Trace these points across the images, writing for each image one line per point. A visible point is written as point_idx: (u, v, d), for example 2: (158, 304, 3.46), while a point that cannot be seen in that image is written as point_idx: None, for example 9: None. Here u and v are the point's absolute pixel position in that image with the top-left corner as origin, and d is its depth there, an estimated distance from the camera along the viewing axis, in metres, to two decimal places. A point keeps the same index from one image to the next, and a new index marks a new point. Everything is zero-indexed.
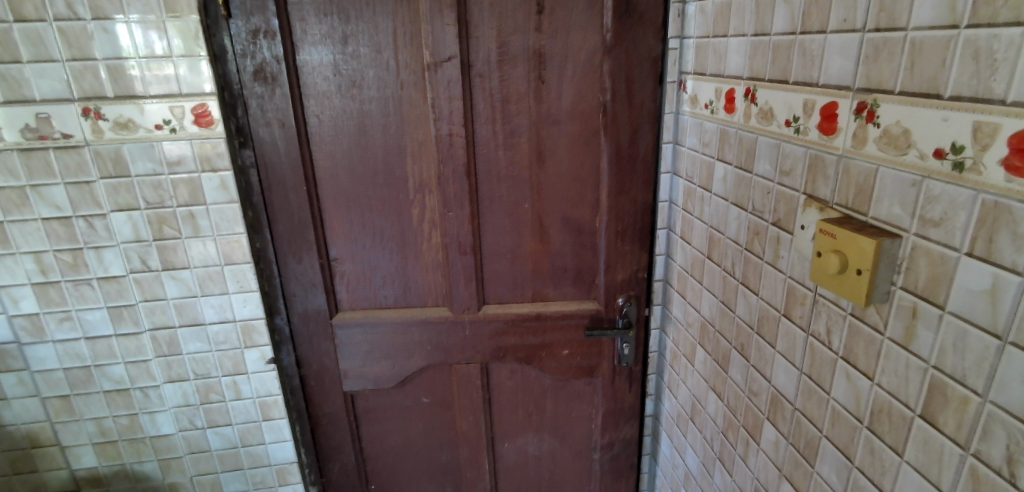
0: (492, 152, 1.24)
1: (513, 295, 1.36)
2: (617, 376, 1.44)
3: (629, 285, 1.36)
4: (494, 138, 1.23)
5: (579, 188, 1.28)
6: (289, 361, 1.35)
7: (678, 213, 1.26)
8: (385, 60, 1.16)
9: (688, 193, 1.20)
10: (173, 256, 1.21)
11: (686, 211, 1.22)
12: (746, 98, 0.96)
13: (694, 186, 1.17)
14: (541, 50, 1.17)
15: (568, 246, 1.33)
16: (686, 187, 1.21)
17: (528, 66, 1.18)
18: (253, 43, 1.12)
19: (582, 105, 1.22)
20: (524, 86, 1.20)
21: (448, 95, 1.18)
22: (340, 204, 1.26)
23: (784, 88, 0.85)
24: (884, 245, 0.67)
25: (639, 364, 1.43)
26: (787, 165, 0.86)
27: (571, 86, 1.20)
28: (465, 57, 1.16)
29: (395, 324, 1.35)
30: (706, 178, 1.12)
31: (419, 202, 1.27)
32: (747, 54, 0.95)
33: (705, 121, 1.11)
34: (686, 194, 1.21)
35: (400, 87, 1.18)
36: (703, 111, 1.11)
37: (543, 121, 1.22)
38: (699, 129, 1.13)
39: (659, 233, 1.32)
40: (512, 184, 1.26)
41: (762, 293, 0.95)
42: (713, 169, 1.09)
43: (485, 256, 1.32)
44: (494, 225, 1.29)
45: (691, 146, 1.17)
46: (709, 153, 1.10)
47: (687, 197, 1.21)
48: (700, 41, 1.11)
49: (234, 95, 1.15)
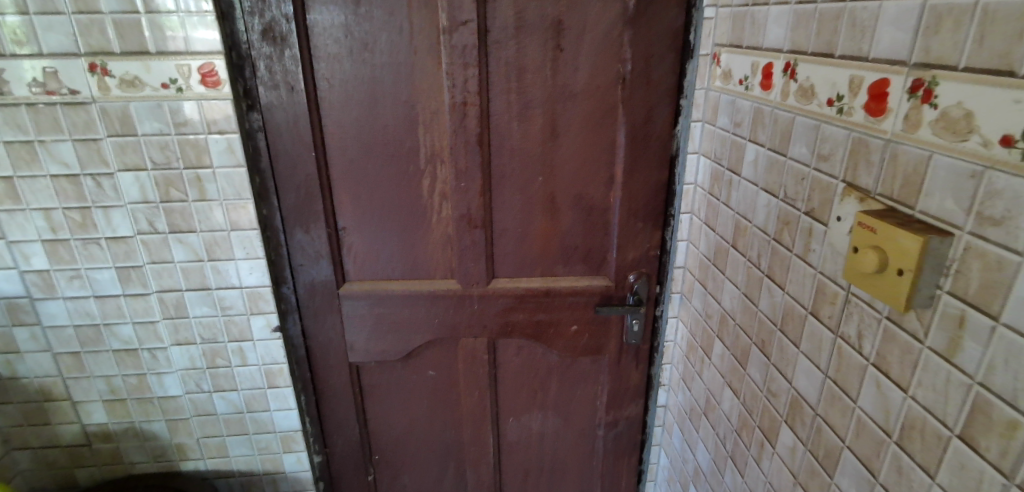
0: (507, 124, 1.17)
1: (521, 269, 1.31)
2: (624, 353, 1.38)
3: (641, 263, 1.29)
4: (509, 110, 1.16)
5: (598, 167, 1.21)
6: (295, 331, 1.34)
7: (704, 198, 1.18)
8: (398, 22, 1.10)
9: (715, 177, 1.12)
10: (180, 219, 1.19)
11: (713, 197, 1.14)
12: (784, 74, 0.87)
13: (721, 169, 1.09)
14: (564, 15, 1.09)
15: (581, 223, 1.26)
16: (714, 170, 1.13)
17: (550, 33, 1.10)
18: (262, 1, 1.07)
19: (601, 76, 1.14)
20: (544, 55, 1.12)
21: (462, 62, 1.11)
22: (349, 174, 1.22)
23: (828, 63, 0.76)
24: (931, 245, 0.58)
25: (648, 341, 1.37)
26: (826, 150, 0.77)
27: (594, 57, 1.12)
28: (482, 22, 1.09)
29: (403, 297, 1.32)
30: (735, 161, 1.04)
31: (430, 173, 1.21)
32: (788, 24, 0.86)
33: (737, 99, 1.02)
34: (714, 178, 1.13)
35: (413, 52, 1.12)
36: (736, 87, 1.02)
37: (562, 93, 1.15)
38: (731, 108, 1.05)
39: (685, 219, 1.25)
40: (527, 159, 1.20)
41: (788, 289, 0.87)
42: (743, 153, 1.01)
43: (495, 234, 1.27)
44: (507, 200, 1.24)
45: (722, 126, 1.09)
46: (740, 134, 1.01)
47: (713, 181, 1.13)
48: (737, 11, 1.01)
49: (242, 55, 1.11)
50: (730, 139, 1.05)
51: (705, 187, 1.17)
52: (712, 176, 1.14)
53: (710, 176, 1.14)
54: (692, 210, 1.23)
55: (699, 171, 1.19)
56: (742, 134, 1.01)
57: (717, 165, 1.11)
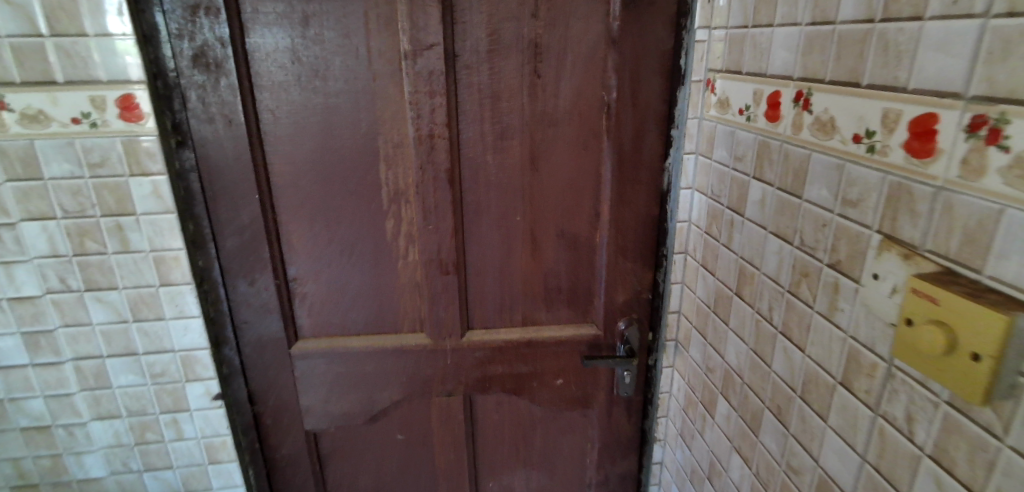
0: (480, 156, 1.03)
1: (501, 315, 1.15)
2: (615, 404, 1.25)
3: (631, 306, 1.16)
4: (484, 139, 1.02)
5: (582, 203, 1.08)
6: (241, 396, 1.16)
7: (704, 238, 1.05)
8: (353, 46, 0.95)
9: (713, 216, 1.01)
10: (98, 275, 1.01)
11: (711, 238, 1.03)
12: (796, 104, 0.76)
13: (720, 207, 0.98)
14: (541, 38, 0.97)
15: (565, 262, 1.12)
16: (711, 208, 1.01)
17: (526, 57, 0.98)
18: (192, 22, 0.92)
19: (584, 102, 1.02)
20: (520, 82, 0.99)
21: (427, 90, 0.97)
22: (302, 215, 1.05)
23: (851, 93, 0.66)
24: (1018, 324, 0.47)
25: (640, 390, 1.24)
26: (854, 194, 0.66)
27: (576, 83, 1.00)
28: (449, 45, 0.96)
29: (366, 353, 1.14)
30: (737, 201, 0.92)
31: (394, 214, 1.06)
32: (796, 48, 0.75)
33: (737, 131, 0.91)
34: (711, 217, 1.02)
35: (372, 78, 0.97)
36: (735, 118, 0.91)
37: (542, 122, 1.02)
38: (729, 140, 0.94)
39: (679, 260, 1.13)
40: (504, 196, 1.06)
41: (810, 351, 0.76)
42: (746, 191, 0.89)
43: (471, 278, 1.12)
44: (482, 240, 1.09)
45: (718, 160, 0.98)
46: (742, 171, 0.90)
47: (710, 219, 1.02)
48: (734, 33, 0.91)
49: (170, 85, 0.95)
50: (730, 175, 0.94)
51: (701, 226, 1.06)
52: (709, 214, 1.03)
53: (708, 215, 1.03)
54: (686, 250, 1.12)
55: (695, 207, 1.08)
56: (745, 170, 0.89)
57: (716, 203, 1.00)
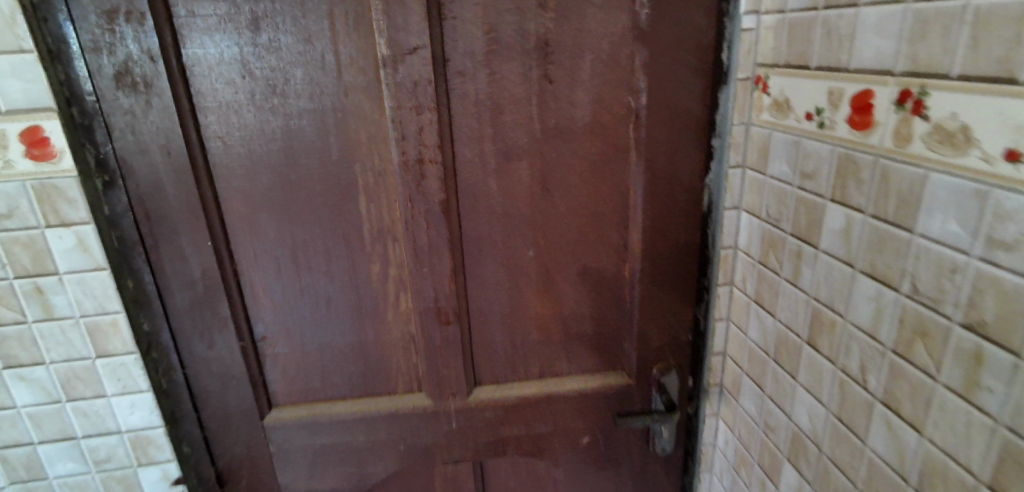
0: (481, 182, 0.84)
1: (514, 368, 0.97)
2: (651, 460, 1.06)
3: (668, 350, 0.98)
4: (485, 163, 0.83)
5: (607, 234, 0.90)
6: (207, 475, 0.96)
7: (756, 270, 0.87)
8: (317, 53, 0.76)
9: (771, 244, 0.83)
10: (18, 349, 0.82)
11: (768, 271, 0.84)
12: (899, 108, 0.57)
13: (780, 233, 0.80)
14: (551, 35, 0.78)
15: (589, 303, 0.94)
16: (768, 234, 0.83)
17: (534, 59, 0.79)
18: (111, 32, 0.72)
19: (606, 111, 0.83)
20: (527, 90, 0.80)
21: (412, 104, 0.78)
22: (268, 264, 0.86)
23: (1000, 92, 0.47)
24: None
25: (679, 445, 1.06)
26: (1009, 234, 0.48)
27: (596, 90, 0.81)
28: (437, 48, 0.77)
29: (353, 421, 0.95)
30: (806, 228, 0.74)
31: (380, 256, 0.87)
32: (897, 34, 0.57)
33: (803, 141, 0.73)
34: (769, 246, 0.83)
35: (343, 92, 0.78)
36: (801, 125, 0.72)
37: (555, 138, 0.83)
38: (792, 153, 0.75)
39: (723, 295, 0.95)
40: (512, 229, 0.87)
41: (932, 435, 0.57)
42: (821, 217, 0.71)
43: (476, 327, 0.93)
44: (488, 282, 0.90)
45: (777, 177, 0.79)
46: (813, 191, 0.72)
47: (767, 246, 0.84)
48: (796, 17, 0.72)
49: (88, 112, 0.75)
50: (794, 195, 0.76)
51: (753, 256, 0.87)
52: (765, 241, 0.84)
53: (764, 244, 0.84)
54: (733, 283, 0.94)
55: (745, 231, 0.89)
56: (819, 191, 0.71)
57: (774, 229, 0.81)
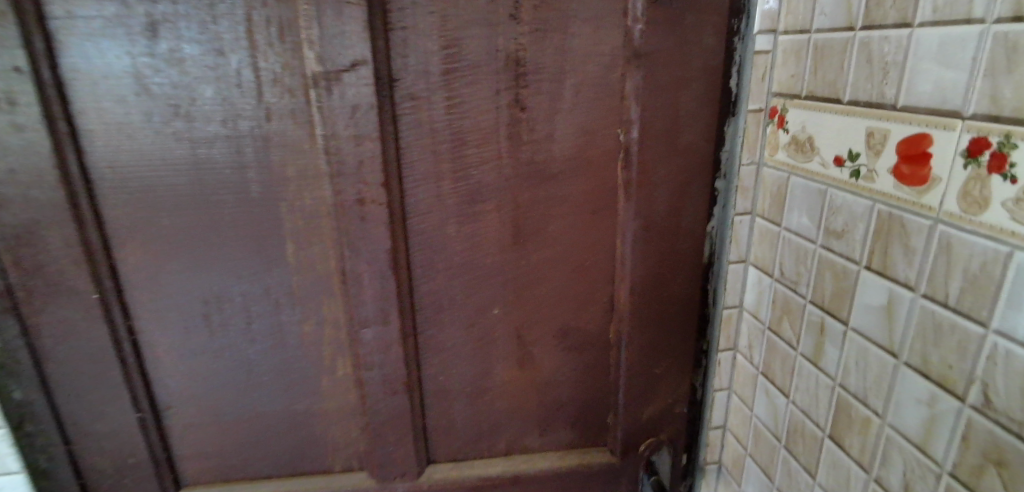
0: (438, 227, 0.69)
1: (477, 443, 0.82)
2: None
3: (659, 424, 0.83)
4: (443, 204, 0.68)
5: (591, 288, 0.75)
6: None
7: (766, 338, 0.72)
8: (231, 68, 0.60)
9: (785, 310, 0.68)
10: None
11: (780, 341, 0.70)
12: (972, 160, 0.44)
13: (797, 299, 0.66)
14: (525, 53, 0.64)
15: (567, 370, 0.79)
16: (782, 298, 0.68)
17: (504, 82, 0.64)
18: None
19: (590, 146, 0.68)
20: (494, 118, 0.66)
21: (350, 133, 0.63)
22: (179, 321, 0.71)
23: None
24: None
25: None
26: None
27: (579, 119, 0.67)
28: (382, 65, 0.61)
29: None
30: (832, 298, 0.60)
31: (314, 313, 0.72)
32: (971, 66, 0.44)
33: (831, 192, 0.59)
34: (784, 313, 0.69)
35: (263, 117, 0.62)
36: (828, 172, 0.59)
37: (529, 176, 0.68)
38: (815, 204, 0.61)
39: (725, 362, 0.81)
40: (475, 282, 0.72)
41: None
42: (853, 288, 0.57)
43: (431, 396, 0.78)
44: (446, 345, 0.75)
45: (795, 232, 0.65)
46: (841, 253, 0.58)
47: (780, 313, 0.69)
48: (819, 41, 0.59)
49: None
50: (817, 256, 0.62)
51: (762, 321, 0.73)
52: (777, 304, 0.70)
53: (777, 309, 0.70)
54: (736, 349, 0.80)
55: (754, 291, 0.74)
56: (852, 255, 0.56)
57: (790, 292, 0.67)
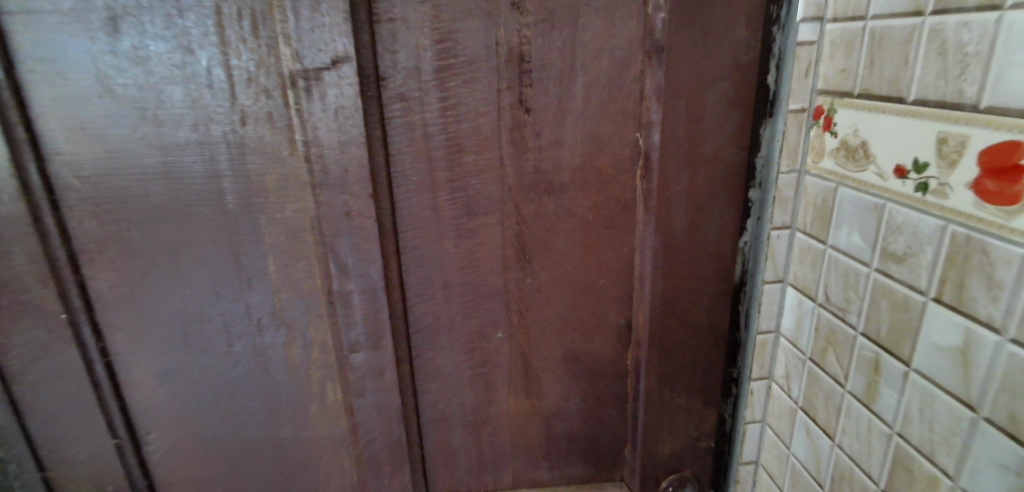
0: (434, 243, 0.62)
1: (481, 475, 0.75)
2: None
3: (683, 459, 0.75)
4: (438, 217, 0.61)
5: (604, 311, 0.67)
6: None
7: (806, 370, 0.64)
8: (201, 67, 0.54)
9: (830, 341, 0.59)
10: None
11: (824, 375, 0.61)
12: None
13: (845, 329, 0.57)
14: (528, 46, 0.56)
15: (578, 399, 0.71)
16: (826, 326, 0.60)
17: (505, 80, 0.57)
18: None
19: (606, 152, 0.61)
20: (494, 121, 0.58)
21: (333, 138, 0.56)
22: (152, 344, 0.64)
23: None
24: None
25: None
26: None
27: (590, 123, 0.59)
28: (368, 63, 0.54)
29: None
30: (890, 333, 0.51)
31: (299, 336, 0.65)
32: None
33: (890, 207, 0.50)
34: (828, 343, 0.60)
35: (237, 120, 0.56)
36: (887, 183, 0.50)
37: (534, 186, 0.61)
38: (869, 221, 0.52)
39: (758, 393, 0.71)
40: (475, 304, 0.65)
41: None
42: (917, 323, 0.48)
43: (428, 426, 0.71)
44: (445, 372, 0.68)
45: (843, 252, 0.56)
46: (900, 281, 0.49)
47: (823, 344, 0.61)
48: (875, 28, 0.50)
49: None
50: (871, 281, 0.53)
51: (802, 350, 0.64)
52: (820, 333, 0.61)
53: (821, 337, 0.61)
54: (771, 378, 0.70)
55: (793, 315, 0.65)
56: (917, 283, 0.48)
57: (836, 320, 0.58)
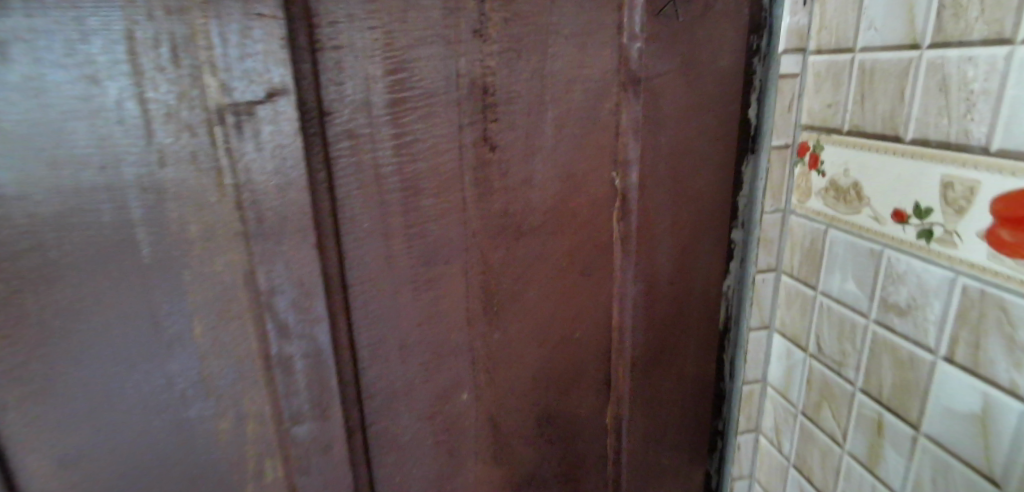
0: (390, 297, 0.55)
1: None
2: None
3: None
4: (393, 268, 0.54)
5: (582, 366, 0.61)
6: None
7: (799, 423, 0.61)
8: (111, 100, 0.46)
9: (825, 394, 0.57)
10: None
11: (818, 431, 0.59)
12: None
13: (843, 383, 0.55)
14: (493, 78, 0.50)
15: (555, 462, 0.65)
16: (819, 378, 0.57)
17: (467, 114, 0.51)
18: None
19: (580, 194, 0.55)
20: (456, 160, 0.52)
21: (268, 181, 0.49)
22: (43, 427, 0.53)
23: None
24: None
25: None
26: None
27: (562, 162, 0.54)
28: (311, 97, 0.48)
29: None
30: (894, 392, 0.50)
31: (232, 406, 0.56)
32: None
33: (889, 254, 0.48)
34: (824, 398, 0.57)
35: (155, 161, 0.48)
36: (886, 230, 0.48)
37: (501, 232, 0.55)
38: (865, 270, 0.51)
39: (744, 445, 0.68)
40: (438, 362, 0.58)
41: None
42: (928, 383, 0.47)
43: None
44: (404, 441, 0.60)
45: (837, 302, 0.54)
46: (903, 336, 0.48)
47: (818, 398, 0.58)
48: (865, 61, 0.48)
49: None
50: (871, 335, 0.51)
51: (793, 403, 0.61)
52: (813, 386, 0.59)
53: (815, 390, 0.58)
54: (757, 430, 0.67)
55: (781, 363, 0.62)
56: (923, 339, 0.47)
57: (832, 373, 0.56)
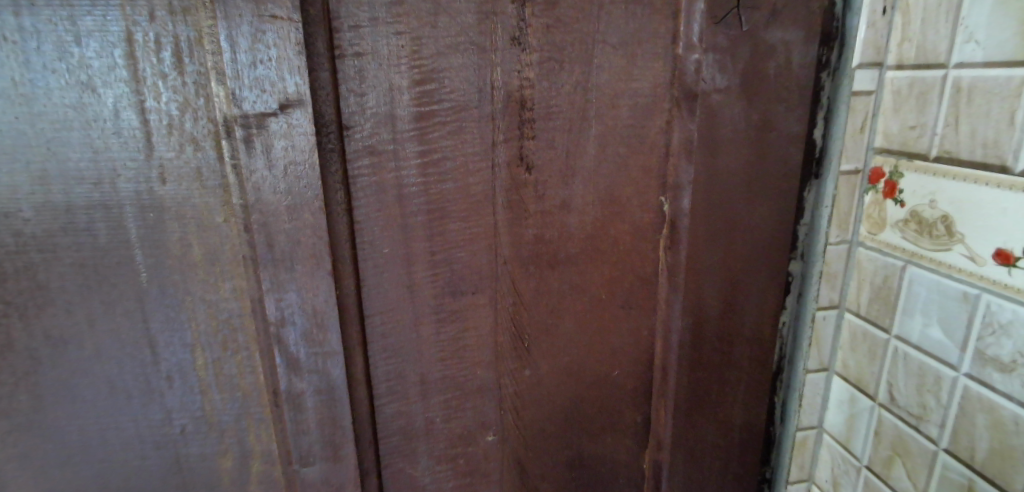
0: (411, 330, 0.50)
1: None
2: None
3: None
4: (415, 298, 0.49)
5: (619, 406, 0.56)
6: None
7: (862, 477, 0.54)
8: (107, 109, 0.41)
9: (898, 449, 0.50)
10: None
11: (889, 489, 0.52)
12: None
13: (922, 439, 0.48)
14: (531, 90, 0.45)
15: None
16: (891, 431, 0.51)
17: (502, 130, 0.46)
18: None
19: (623, 219, 0.50)
20: (487, 181, 0.47)
21: (277, 201, 0.43)
22: (30, 463, 0.48)
23: None
24: None
25: None
26: None
27: (605, 184, 0.48)
28: (329, 110, 0.43)
29: None
30: (989, 456, 0.43)
31: (235, 445, 0.51)
32: None
33: (987, 299, 0.42)
34: (895, 454, 0.51)
35: (156, 177, 0.43)
36: (984, 271, 0.41)
37: (535, 260, 0.50)
38: (955, 313, 0.44)
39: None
40: (462, 401, 0.53)
41: None
42: None
43: None
44: (422, 484, 0.55)
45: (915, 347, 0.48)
46: (1003, 394, 0.41)
47: (888, 453, 0.51)
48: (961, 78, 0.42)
49: None
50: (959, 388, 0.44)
51: (856, 455, 0.55)
52: (882, 438, 0.52)
53: (886, 443, 0.51)
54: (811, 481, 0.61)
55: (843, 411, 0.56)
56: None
57: (908, 427, 0.49)
